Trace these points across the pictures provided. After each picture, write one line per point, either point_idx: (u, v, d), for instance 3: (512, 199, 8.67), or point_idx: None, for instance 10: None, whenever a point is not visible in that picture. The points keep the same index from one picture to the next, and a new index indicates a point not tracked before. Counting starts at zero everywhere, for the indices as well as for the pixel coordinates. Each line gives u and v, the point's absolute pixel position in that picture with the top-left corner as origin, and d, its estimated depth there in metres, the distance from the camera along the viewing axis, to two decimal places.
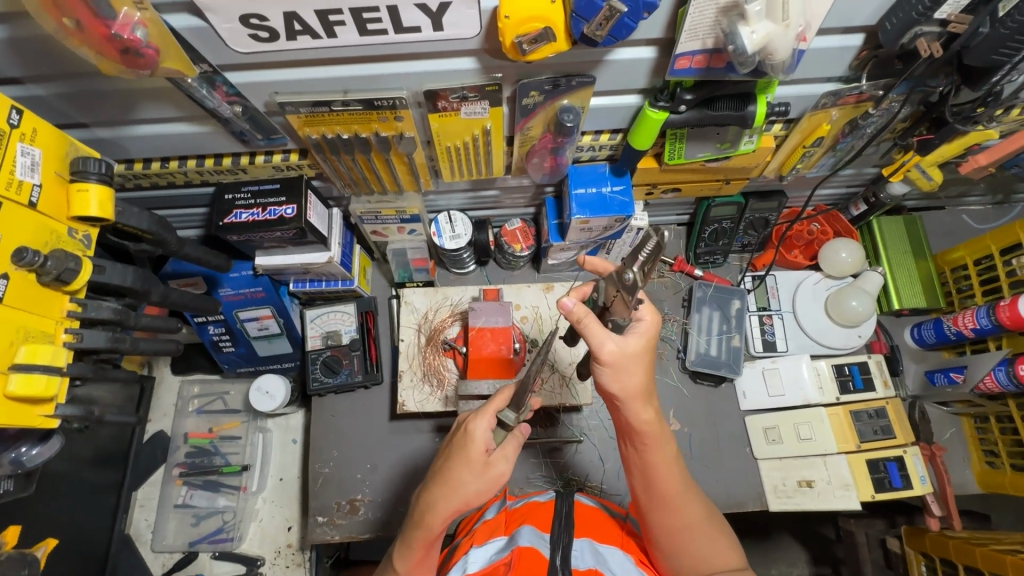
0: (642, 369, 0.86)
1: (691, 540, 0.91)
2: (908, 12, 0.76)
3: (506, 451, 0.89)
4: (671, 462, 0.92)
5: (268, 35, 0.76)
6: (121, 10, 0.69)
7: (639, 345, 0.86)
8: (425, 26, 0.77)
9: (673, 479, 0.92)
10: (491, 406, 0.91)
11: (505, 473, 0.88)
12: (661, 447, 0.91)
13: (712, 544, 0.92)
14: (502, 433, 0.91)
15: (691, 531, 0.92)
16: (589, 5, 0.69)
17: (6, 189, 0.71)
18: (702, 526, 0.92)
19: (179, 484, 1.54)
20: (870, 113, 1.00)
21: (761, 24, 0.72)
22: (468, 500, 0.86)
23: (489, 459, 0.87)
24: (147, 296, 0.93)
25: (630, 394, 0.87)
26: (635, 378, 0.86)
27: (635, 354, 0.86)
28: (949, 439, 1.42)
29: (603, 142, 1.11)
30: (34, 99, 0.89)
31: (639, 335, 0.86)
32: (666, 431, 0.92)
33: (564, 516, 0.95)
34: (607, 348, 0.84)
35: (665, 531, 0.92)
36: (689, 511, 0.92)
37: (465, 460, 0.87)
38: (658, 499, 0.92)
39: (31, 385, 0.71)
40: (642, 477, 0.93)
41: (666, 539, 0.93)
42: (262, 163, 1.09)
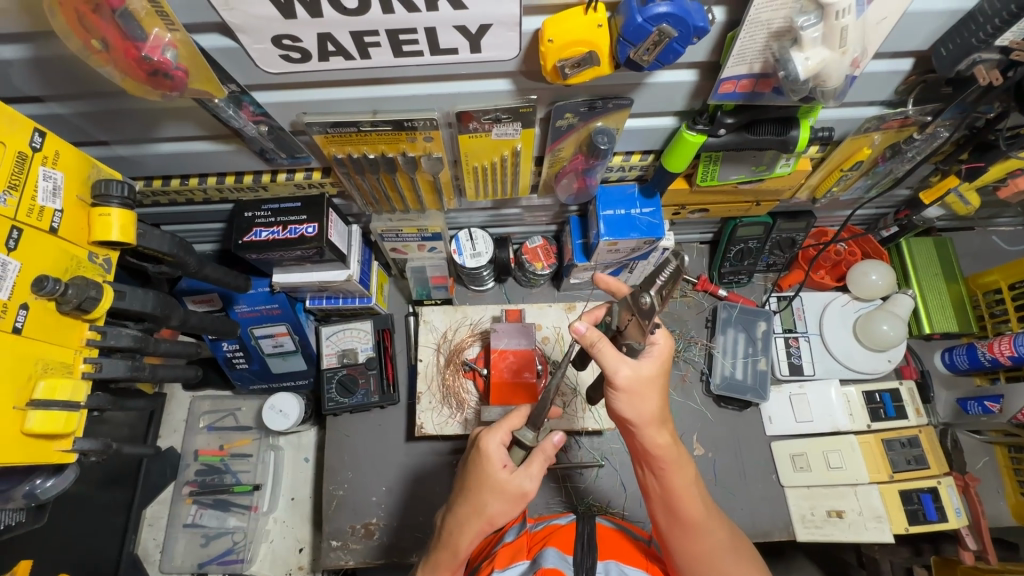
0: (657, 393, 0.81)
1: (718, 568, 0.84)
2: (967, 38, 0.73)
3: (529, 469, 0.83)
4: (691, 486, 0.85)
5: (300, 56, 0.73)
6: (151, 31, 0.66)
7: (654, 368, 0.81)
8: (462, 48, 0.74)
9: (696, 504, 0.85)
10: (506, 425, 0.87)
11: (529, 491, 0.83)
12: (680, 471, 0.84)
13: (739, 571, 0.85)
14: (521, 452, 0.86)
15: (717, 560, 0.84)
16: (638, 30, 0.66)
17: (28, 216, 0.68)
18: (727, 553, 0.85)
19: (188, 504, 1.49)
20: (914, 137, 0.97)
21: (814, 51, 0.69)
22: (493, 520, 0.82)
23: (510, 477, 0.82)
24: (166, 321, 0.90)
25: (646, 419, 0.82)
26: (650, 402, 0.81)
27: (649, 376, 0.81)
28: (981, 468, 1.38)
29: (634, 162, 1.08)
30: (54, 117, 0.86)
31: (654, 359, 0.82)
32: (684, 454, 0.86)
33: (588, 537, 0.88)
34: (622, 374, 0.79)
35: (688, 560, 0.85)
36: (712, 537, 0.85)
37: (484, 480, 0.83)
38: (680, 526, 0.85)
39: (51, 422, 0.68)
40: (662, 502, 0.86)
41: (691, 568, 0.85)
42: (284, 180, 1.06)
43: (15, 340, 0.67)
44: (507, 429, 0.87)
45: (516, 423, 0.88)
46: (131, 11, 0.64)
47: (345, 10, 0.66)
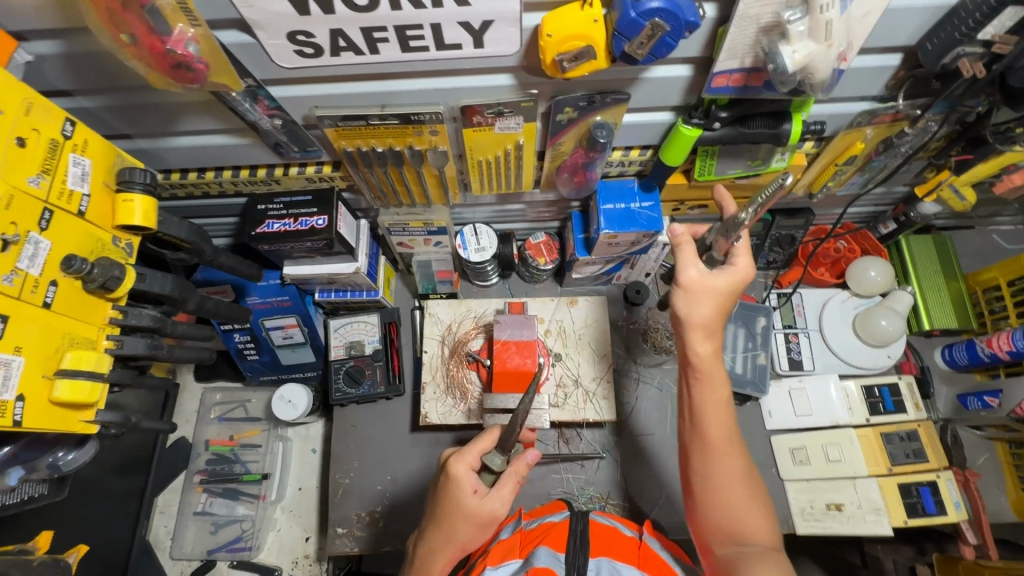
0: (713, 303, 0.87)
1: (730, 491, 0.84)
2: (950, 32, 0.76)
3: (500, 491, 0.86)
4: (723, 407, 0.87)
5: (313, 51, 0.78)
6: (176, 26, 0.71)
7: (722, 282, 0.87)
8: (466, 43, 0.78)
9: (724, 425, 0.86)
10: (476, 449, 0.89)
11: (499, 514, 0.86)
12: (714, 387, 0.87)
13: (752, 502, 0.84)
14: (490, 477, 0.88)
15: (733, 489, 0.84)
16: (632, 24, 0.69)
17: (58, 199, 0.73)
18: (744, 480, 0.84)
19: (199, 492, 1.55)
20: (905, 131, 1.00)
21: (801, 44, 0.73)
22: (464, 545, 0.86)
23: (480, 502, 0.85)
24: (184, 304, 0.95)
25: (696, 325, 0.87)
26: (704, 308, 0.87)
27: (713, 286, 0.87)
28: (982, 464, 1.38)
29: (633, 157, 1.11)
30: (82, 111, 0.92)
31: (730, 276, 0.87)
32: (726, 377, 0.88)
33: (579, 537, 0.89)
34: (688, 272, 0.87)
35: (704, 479, 0.86)
36: (731, 464, 0.85)
37: (456, 506, 0.85)
38: (702, 438, 0.87)
39: (76, 391, 0.72)
40: (691, 420, 0.88)
41: (705, 486, 0.85)
42: (296, 174, 1.11)
43: (44, 314, 0.72)
44: (476, 453, 0.89)
45: (486, 446, 0.90)
46: (159, 7, 0.68)
47: (356, 6, 0.71)
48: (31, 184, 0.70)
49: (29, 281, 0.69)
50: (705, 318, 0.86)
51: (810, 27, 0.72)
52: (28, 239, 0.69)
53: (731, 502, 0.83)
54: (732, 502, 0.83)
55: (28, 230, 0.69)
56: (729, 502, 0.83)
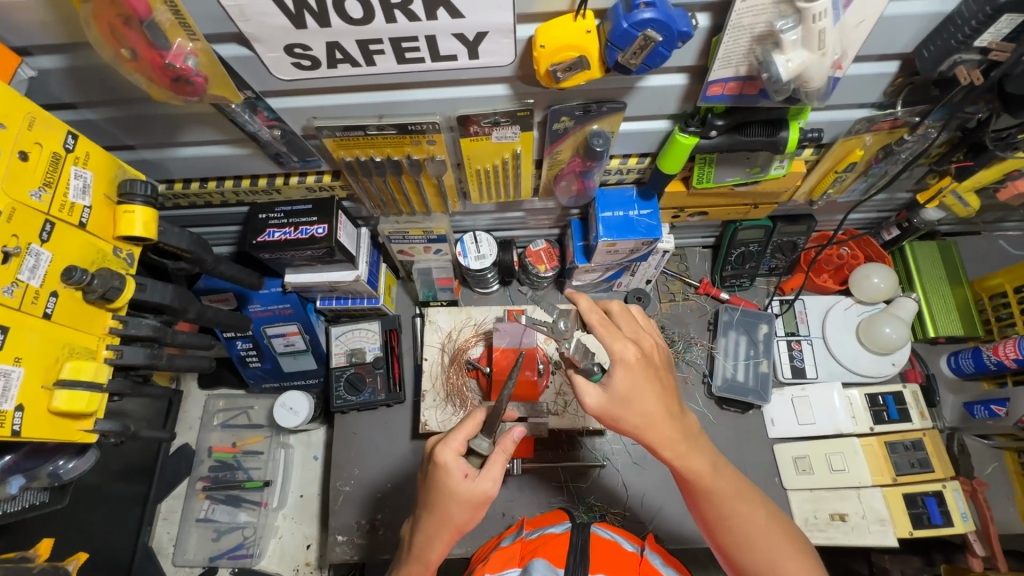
0: (630, 399, 0.84)
1: (769, 551, 0.85)
2: (947, 39, 0.76)
3: (490, 473, 0.84)
4: (718, 466, 0.88)
5: (310, 63, 0.79)
6: (175, 41, 0.72)
7: (618, 383, 0.84)
8: (461, 54, 0.78)
9: (731, 482, 0.88)
10: (461, 434, 0.86)
11: (493, 493, 0.84)
12: (697, 458, 0.86)
13: (790, 551, 0.85)
14: (479, 459, 0.87)
15: (767, 547, 0.85)
16: (623, 35, 0.70)
17: (60, 211, 0.74)
18: (773, 531, 0.86)
19: (201, 499, 1.54)
20: (905, 138, 0.99)
21: (795, 54, 0.72)
22: (461, 526, 0.85)
23: (472, 484, 0.83)
24: (184, 313, 0.95)
25: (647, 421, 0.84)
26: (628, 402, 0.84)
27: (624, 389, 0.83)
28: (990, 474, 1.35)
29: (631, 165, 1.11)
30: (85, 123, 0.93)
31: (630, 362, 0.83)
32: (698, 435, 0.89)
33: (580, 551, 0.87)
34: (590, 400, 0.85)
35: (739, 546, 0.86)
36: (755, 518, 0.86)
37: (446, 491, 0.84)
38: (723, 514, 0.87)
39: (74, 402, 0.73)
40: (700, 493, 0.88)
41: (745, 556, 0.86)
42: (296, 183, 1.12)
43: (45, 325, 0.73)
44: (462, 437, 0.86)
45: (471, 430, 0.86)
46: (157, 22, 0.69)
47: (352, 19, 0.71)
48: (33, 197, 0.71)
49: (30, 292, 0.71)
50: (641, 406, 0.84)
51: (801, 36, 0.70)
52: (29, 251, 0.70)
53: (775, 563, 0.84)
54: (776, 562, 0.84)
55: (29, 242, 0.70)
56: (776, 564, 0.84)
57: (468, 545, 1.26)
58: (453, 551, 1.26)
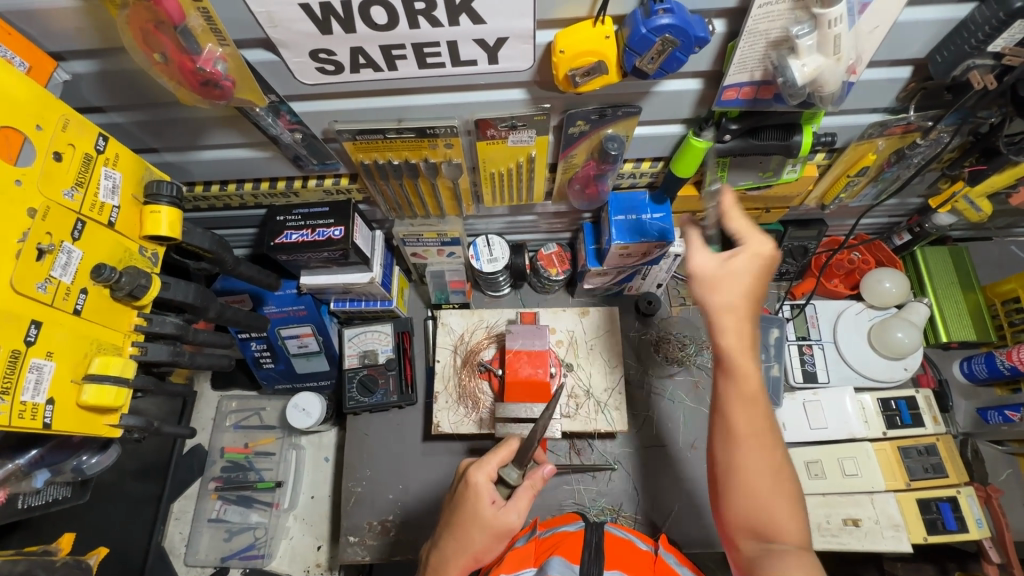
0: (728, 286, 0.79)
1: (763, 485, 0.74)
2: (960, 45, 0.77)
3: (517, 504, 0.87)
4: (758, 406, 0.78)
5: (334, 68, 0.81)
6: (205, 46, 0.74)
7: (723, 265, 0.80)
8: (480, 59, 0.80)
9: (754, 426, 0.77)
10: (493, 458, 0.91)
11: (516, 526, 0.86)
12: (738, 388, 0.78)
13: (775, 493, 0.74)
14: (506, 489, 0.89)
15: (757, 485, 0.75)
16: (642, 40, 0.71)
17: (90, 210, 0.76)
18: (782, 481, 0.75)
19: (214, 499, 1.55)
20: (917, 143, 1.00)
21: (812, 59, 0.73)
22: (480, 555, 0.85)
23: (499, 512, 0.86)
24: (204, 312, 0.97)
25: (718, 320, 0.79)
26: (721, 292, 0.79)
27: (732, 274, 0.79)
28: (1005, 481, 1.35)
29: (644, 169, 1.13)
30: (113, 126, 0.95)
31: (738, 258, 0.79)
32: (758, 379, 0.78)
33: (594, 548, 0.88)
34: (698, 259, 0.82)
35: (727, 467, 0.77)
36: (767, 456, 0.76)
37: (473, 515, 0.86)
38: (737, 435, 0.77)
39: (103, 396, 0.75)
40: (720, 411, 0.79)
41: (729, 480, 0.77)
42: (314, 186, 1.14)
43: (75, 321, 0.74)
44: (494, 462, 0.90)
45: (504, 456, 0.91)
46: (190, 28, 0.71)
47: (376, 25, 0.73)
48: (66, 196, 0.73)
49: (62, 289, 0.73)
50: (723, 295, 0.79)
51: (814, 40, 0.72)
52: (62, 248, 0.72)
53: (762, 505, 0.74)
54: (764, 504, 0.74)
55: (62, 240, 0.72)
56: (766, 497, 0.74)
57: None
58: None
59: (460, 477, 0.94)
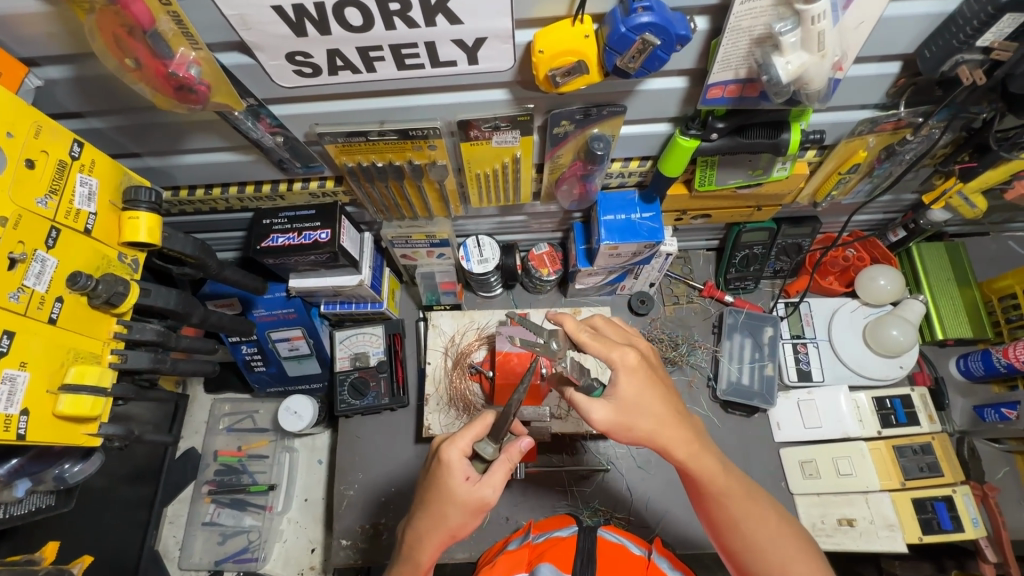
0: (644, 405, 0.84)
1: (778, 551, 0.83)
2: (948, 40, 0.75)
3: (492, 479, 0.84)
4: (727, 485, 0.86)
5: (312, 70, 0.80)
6: (178, 50, 0.73)
7: (624, 394, 0.84)
8: (460, 60, 0.79)
9: (736, 506, 0.86)
10: (468, 434, 0.86)
11: (491, 499, 0.84)
12: (710, 473, 0.85)
13: (789, 555, 0.83)
14: (481, 465, 0.86)
15: (766, 553, 0.84)
16: (622, 39, 0.70)
17: (65, 218, 0.75)
18: (785, 532, 0.85)
19: (207, 503, 1.54)
20: (908, 139, 0.98)
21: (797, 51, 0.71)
22: (454, 531, 0.84)
23: (472, 488, 0.83)
24: (188, 318, 0.97)
25: (654, 428, 0.84)
26: (641, 417, 0.84)
27: (628, 395, 0.84)
28: (1002, 479, 1.34)
29: (632, 168, 1.11)
30: (92, 132, 0.95)
31: (624, 375, 0.84)
32: (709, 452, 0.86)
33: (586, 555, 0.88)
34: (597, 417, 0.84)
35: (742, 553, 0.86)
36: (766, 520, 0.85)
37: (445, 491, 0.84)
38: (733, 519, 0.86)
39: (79, 406, 0.75)
40: (711, 496, 0.86)
41: (748, 560, 0.86)
42: (299, 189, 1.13)
43: (50, 330, 0.74)
44: (469, 437, 0.86)
45: (479, 431, 0.87)
46: (160, 32, 0.70)
47: (352, 27, 0.72)
48: (39, 205, 0.72)
49: (36, 298, 0.72)
50: (649, 409, 0.84)
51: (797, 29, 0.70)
52: (35, 257, 0.72)
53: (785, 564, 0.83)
54: (787, 563, 0.83)
55: (35, 249, 0.72)
56: (786, 567, 0.82)
57: (471, 549, 1.26)
58: (457, 555, 1.25)
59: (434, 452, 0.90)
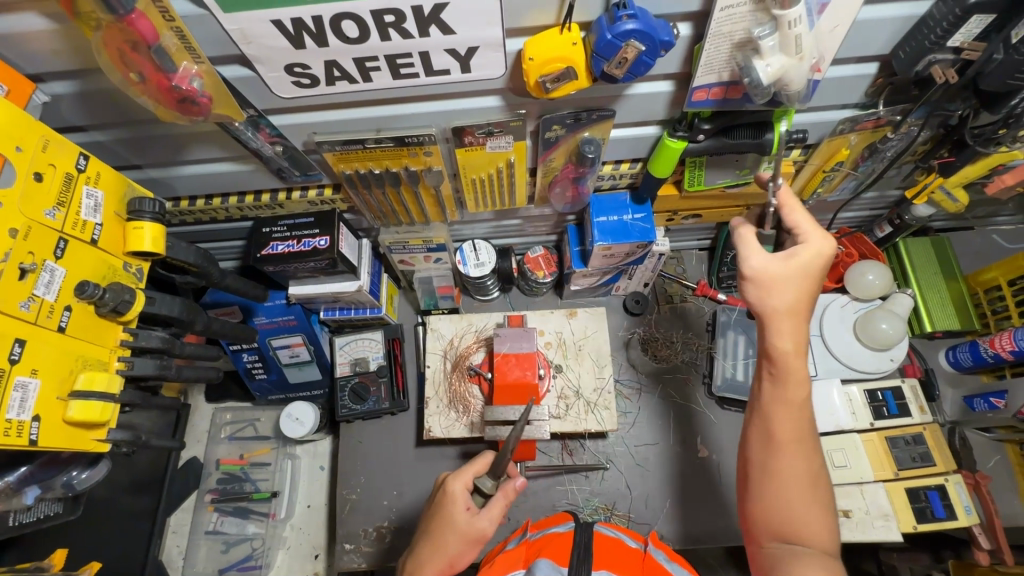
0: (795, 291, 0.79)
1: (793, 490, 0.78)
2: (921, 41, 0.79)
3: (489, 511, 0.88)
4: (802, 406, 0.80)
5: (310, 81, 0.82)
6: (181, 64, 0.76)
7: (789, 265, 0.79)
8: (453, 69, 0.81)
9: (787, 429, 0.80)
10: (470, 469, 0.92)
11: (489, 532, 0.87)
12: (791, 388, 0.79)
13: (806, 500, 0.78)
14: (481, 498, 0.90)
15: (789, 488, 0.78)
16: (608, 45, 0.73)
17: (73, 229, 0.78)
18: (817, 481, 0.79)
19: (210, 511, 1.55)
20: (888, 136, 1.02)
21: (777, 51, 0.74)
22: (453, 560, 0.85)
23: (472, 519, 0.87)
24: (191, 326, 0.99)
25: (776, 313, 0.80)
26: (780, 297, 0.80)
27: (796, 266, 0.80)
28: (993, 467, 1.36)
29: (623, 170, 1.14)
30: (95, 145, 0.97)
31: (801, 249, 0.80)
32: (807, 374, 0.80)
33: (582, 549, 0.88)
34: (749, 263, 0.82)
35: (757, 474, 0.81)
36: (804, 461, 0.79)
37: (447, 520, 0.87)
38: (777, 440, 0.79)
39: (88, 410, 0.77)
40: (768, 411, 0.81)
41: (760, 487, 0.80)
42: (298, 197, 1.16)
43: (58, 338, 0.76)
44: (471, 472, 0.92)
45: (480, 469, 0.93)
46: (164, 47, 0.73)
47: (348, 38, 0.75)
48: (47, 216, 0.74)
49: (46, 307, 0.74)
50: (778, 298, 0.80)
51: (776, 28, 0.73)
52: (44, 267, 0.74)
53: (794, 504, 0.77)
54: (796, 503, 0.77)
55: (44, 259, 0.74)
56: (797, 505, 0.77)
57: (474, 550, 1.28)
58: (460, 556, 1.27)
59: (438, 489, 0.95)
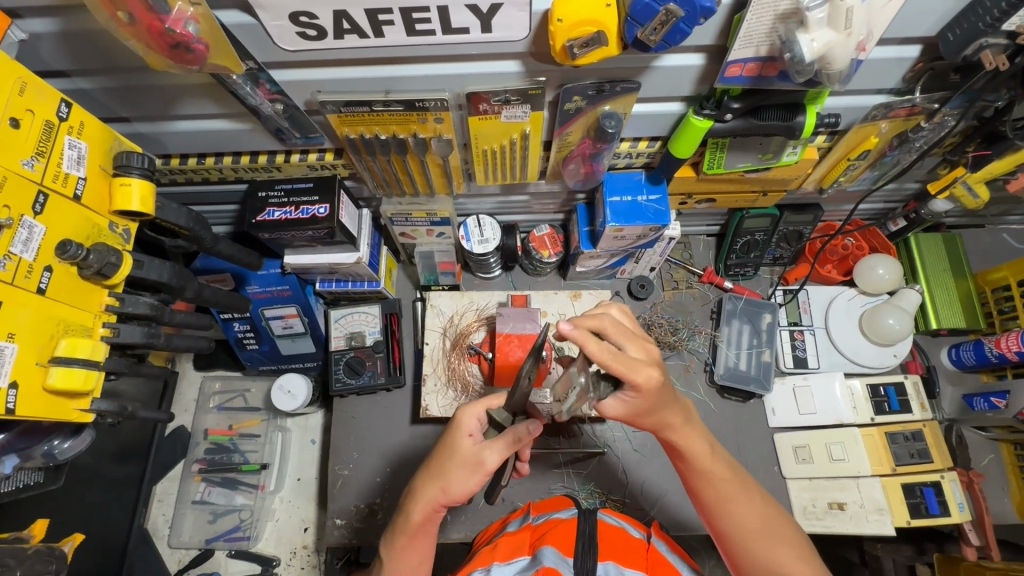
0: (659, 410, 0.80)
1: (753, 544, 0.85)
2: (975, 22, 0.74)
3: (494, 443, 0.84)
4: (717, 467, 0.87)
5: (316, 33, 0.75)
6: (175, 5, 0.70)
7: (643, 401, 0.77)
8: (473, 27, 0.75)
9: (720, 491, 0.86)
10: (485, 401, 0.89)
11: (489, 464, 0.84)
12: (700, 451, 0.86)
13: (775, 551, 0.84)
14: (493, 431, 0.88)
15: (750, 541, 0.85)
16: (646, 9, 0.67)
17: (53, 182, 0.72)
18: (768, 530, 0.85)
19: (197, 481, 1.54)
20: (921, 125, 0.98)
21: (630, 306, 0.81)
22: (448, 487, 0.84)
23: (474, 446, 0.85)
24: (182, 292, 0.94)
25: (662, 419, 0.84)
26: (653, 416, 0.81)
27: (642, 401, 0.77)
28: (986, 465, 1.38)
29: (641, 149, 1.09)
30: (79, 93, 0.90)
31: (637, 397, 0.76)
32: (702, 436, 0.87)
33: (588, 539, 0.86)
34: (609, 411, 0.81)
35: (723, 540, 0.88)
36: (744, 517, 0.86)
37: (450, 445, 0.86)
38: (722, 499, 0.86)
39: (71, 378, 0.72)
40: (696, 482, 0.88)
41: (732, 548, 0.87)
42: (297, 161, 1.09)
43: (39, 301, 0.71)
44: (484, 404, 0.89)
45: (495, 402, 0.90)
46: None
47: None
48: (24, 166, 0.69)
49: (23, 266, 0.69)
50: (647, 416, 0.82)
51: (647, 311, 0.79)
52: (21, 223, 0.69)
53: (758, 555, 0.84)
54: (760, 555, 0.84)
55: (21, 214, 0.69)
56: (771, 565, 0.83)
57: (467, 530, 1.26)
58: (453, 535, 1.25)
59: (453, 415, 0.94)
